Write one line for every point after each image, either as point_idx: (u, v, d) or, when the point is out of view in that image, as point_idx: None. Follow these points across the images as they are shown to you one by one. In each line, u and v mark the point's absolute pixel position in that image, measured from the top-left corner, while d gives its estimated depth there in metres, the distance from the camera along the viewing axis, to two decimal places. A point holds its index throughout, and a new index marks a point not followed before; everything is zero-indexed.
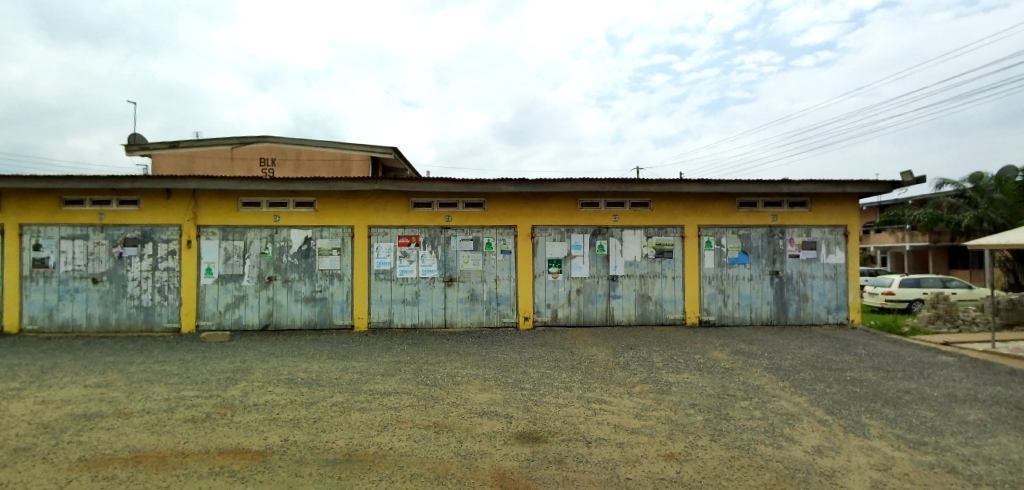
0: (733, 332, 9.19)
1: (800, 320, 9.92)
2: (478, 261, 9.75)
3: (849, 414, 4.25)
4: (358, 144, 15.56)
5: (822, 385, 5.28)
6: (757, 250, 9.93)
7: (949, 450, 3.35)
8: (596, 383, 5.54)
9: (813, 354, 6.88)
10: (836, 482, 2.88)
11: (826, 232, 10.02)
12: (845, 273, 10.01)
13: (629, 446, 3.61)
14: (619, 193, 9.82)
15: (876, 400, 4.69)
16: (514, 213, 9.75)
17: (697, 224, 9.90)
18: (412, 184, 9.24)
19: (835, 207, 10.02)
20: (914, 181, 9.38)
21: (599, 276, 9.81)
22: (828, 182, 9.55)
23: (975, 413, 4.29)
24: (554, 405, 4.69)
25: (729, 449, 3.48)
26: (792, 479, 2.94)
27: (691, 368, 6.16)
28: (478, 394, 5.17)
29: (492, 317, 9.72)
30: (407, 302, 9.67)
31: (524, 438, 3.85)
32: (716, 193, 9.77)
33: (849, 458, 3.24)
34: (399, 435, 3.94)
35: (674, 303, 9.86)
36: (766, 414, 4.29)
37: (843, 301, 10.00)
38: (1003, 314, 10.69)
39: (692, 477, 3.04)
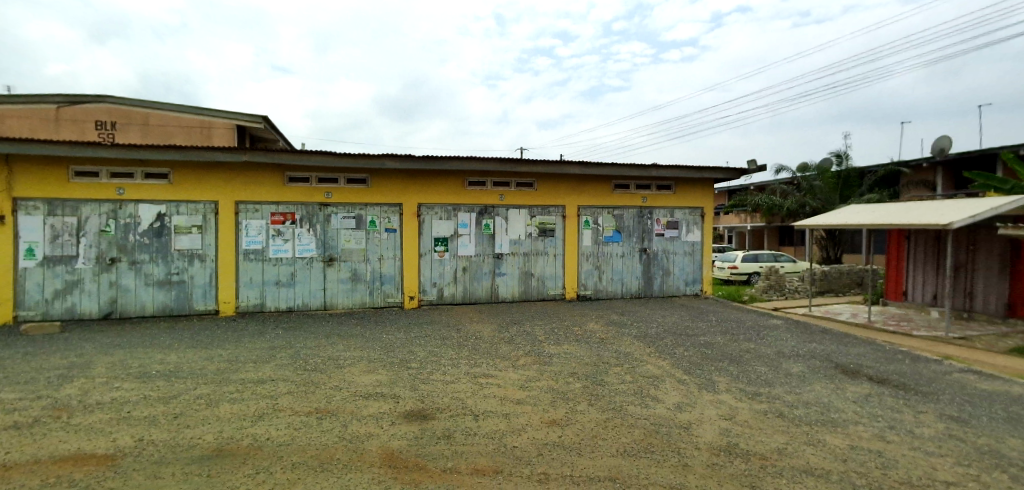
0: (608, 305, 10.11)
1: (662, 292, 11.17)
2: (361, 240, 9.27)
3: (702, 373, 4.94)
4: (226, 111, 13.62)
5: (681, 349, 6.05)
6: (628, 229, 10.88)
7: (776, 399, 4.05)
8: (480, 358, 5.66)
9: (676, 323, 7.83)
10: (692, 433, 3.36)
11: (686, 214, 11.30)
12: (700, 249, 11.44)
13: (514, 416, 3.79)
14: (505, 173, 10.04)
15: (724, 360, 5.50)
16: (399, 191, 9.44)
17: (576, 205, 10.53)
18: (288, 156, 8.43)
19: (693, 190, 11.33)
20: (756, 170, 11.01)
21: (485, 254, 9.95)
22: (687, 167, 10.79)
23: (796, 366, 5.25)
24: (441, 383, 4.70)
25: (604, 411, 3.82)
26: (658, 433, 3.37)
27: (570, 339, 6.64)
28: (363, 376, 4.98)
29: (376, 297, 9.39)
30: (281, 283, 8.89)
31: (413, 416, 3.84)
32: (593, 175, 10.48)
33: (702, 412, 3.75)
34: (276, 424, 3.65)
35: (555, 280, 10.45)
36: (636, 378, 4.77)
37: (697, 275, 11.45)
38: (818, 283, 13.20)
39: (573, 440, 3.32)
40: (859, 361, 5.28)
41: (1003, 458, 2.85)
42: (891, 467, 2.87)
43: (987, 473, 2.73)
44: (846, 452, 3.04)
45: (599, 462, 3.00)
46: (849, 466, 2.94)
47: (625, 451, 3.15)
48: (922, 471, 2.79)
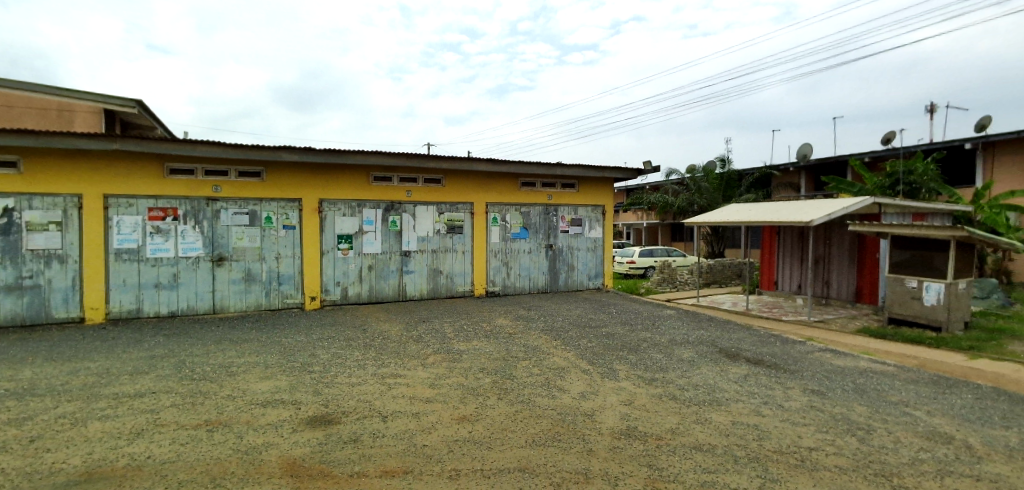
0: (516, 300, 10.34)
1: (567, 286, 11.66)
2: (255, 237, 8.49)
3: (605, 363, 5.10)
4: (84, 92, 11.31)
5: (585, 341, 6.34)
6: (534, 226, 11.19)
7: (666, 381, 4.35)
8: (388, 357, 5.20)
9: (581, 316, 8.25)
10: (596, 421, 3.62)
11: (589, 211, 11.83)
12: (601, 245, 12.09)
13: (423, 416, 3.75)
14: (413, 169, 9.80)
15: (622, 349, 5.91)
16: (298, 185, 8.78)
17: (484, 202, 10.59)
18: (168, 144, 7.48)
19: (595, 189, 11.89)
20: (651, 171, 11.96)
21: (391, 252, 9.61)
22: (589, 167, 11.39)
23: (688, 352, 5.79)
24: (345, 385, 4.44)
25: (513, 404, 3.92)
26: (563, 422, 3.61)
27: (479, 336, 6.36)
28: (258, 382, 4.58)
29: (273, 299, 8.66)
30: (162, 286, 7.86)
31: (316, 422, 3.63)
32: (501, 172, 10.59)
33: (605, 400, 3.93)
34: (158, 441, 3.23)
35: (463, 276, 10.43)
36: (544, 370, 4.67)
37: (599, 269, 12.11)
38: (704, 275, 14.68)
39: (482, 435, 3.41)
40: (740, 346, 5.97)
41: (851, 423, 3.43)
42: (765, 438, 3.35)
43: (840, 437, 3.29)
44: (730, 428, 3.47)
45: (508, 454, 3.10)
46: (732, 440, 3.38)
47: (534, 442, 3.29)
48: (790, 440, 3.30)
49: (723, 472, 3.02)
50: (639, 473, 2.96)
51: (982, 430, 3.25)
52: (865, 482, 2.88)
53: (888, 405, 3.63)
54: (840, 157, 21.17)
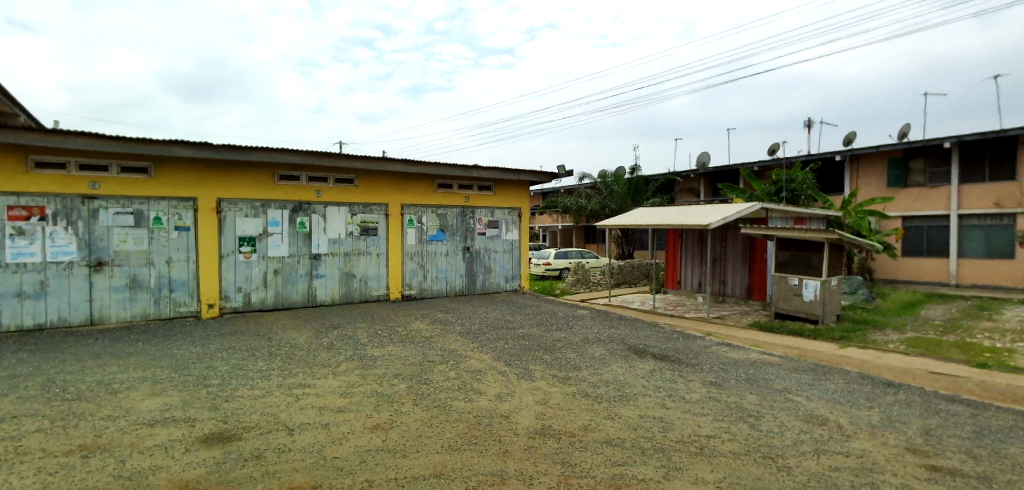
0: (434, 303, 10.25)
1: (485, 289, 11.57)
2: (142, 240, 7.69)
3: (521, 364, 5.07)
4: None
5: (502, 342, 6.26)
6: (452, 228, 11.00)
7: (582, 380, 4.40)
8: (297, 367, 4.90)
9: (496, 319, 8.19)
10: (512, 421, 3.61)
11: (506, 213, 11.84)
12: (518, 247, 12.11)
13: (333, 426, 3.55)
14: (323, 168, 9.34)
15: (539, 350, 5.90)
16: (193, 183, 8.08)
17: (400, 203, 10.29)
18: (30, 134, 6.58)
19: (513, 192, 11.94)
20: (565, 175, 12.36)
21: (299, 255, 9.09)
22: (506, 169, 11.40)
23: (599, 350, 5.92)
24: (247, 397, 4.09)
25: (429, 409, 3.80)
26: (479, 425, 3.57)
27: (393, 341, 6.10)
28: (144, 400, 4.10)
29: (163, 308, 7.88)
30: (24, 295, 6.89)
31: (213, 440, 3.33)
32: (417, 173, 10.35)
33: (520, 400, 3.96)
34: (17, 472, 2.78)
35: (378, 280, 10.06)
36: (460, 373, 4.62)
37: (516, 271, 12.13)
38: (615, 276, 15.36)
39: (397, 442, 3.29)
40: (647, 343, 6.26)
41: (743, 410, 3.71)
42: (669, 429, 3.51)
43: (734, 424, 3.53)
44: (637, 420, 3.61)
45: (424, 461, 3.02)
46: (639, 432, 3.50)
47: (450, 447, 3.23)
48: (690, 430, 3.48)
49: (631, 463, 3.14)
50: (553, 470, 2.99)
51: (853, 411, 3.62)
52: (755, 465, 3.11)
53: (777, 393, 3.96)
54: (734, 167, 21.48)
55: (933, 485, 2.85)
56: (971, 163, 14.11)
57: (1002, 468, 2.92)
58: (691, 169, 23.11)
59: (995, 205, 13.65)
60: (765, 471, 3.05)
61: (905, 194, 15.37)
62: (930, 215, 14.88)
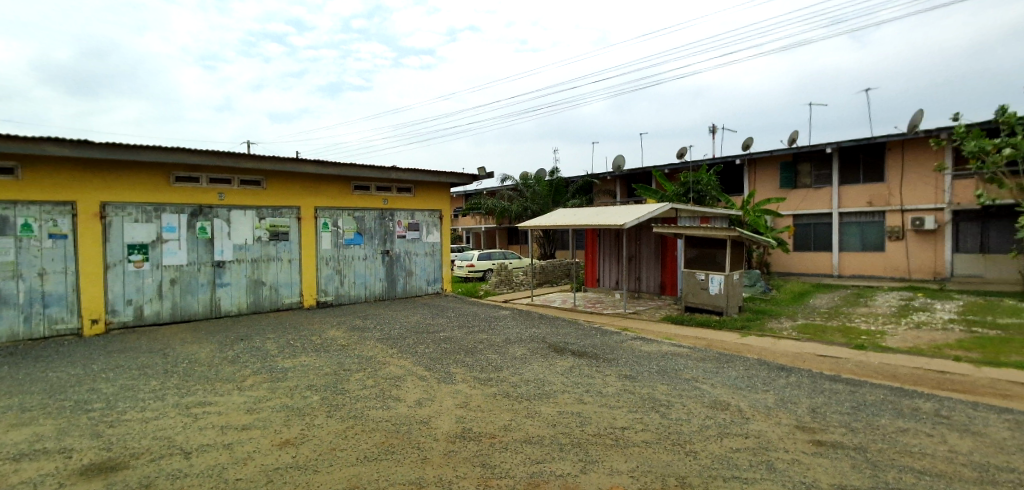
0: (354, 310, 9.71)
1: (405, 293, 11.34)
2: (6, 250, 6.78)
3: (442, 367, 4.91)
4: None
5: (422, 346, 5.92)
6: (370, 231, 10.67)
7: (504, 380, 4.40)
8: (195, 384, 4.51)
9: (419, 321, 7.90)
10: (431, 427, 3.52)
11: (426, 216, 11.67)
12: (440, 249, 11.97)
13: (237, 445, 3.27)
14: (225, 168, 8.72)
15: (461, 352, 5.62)
16: (71, 185, 7.25)
17: (313, 206, 9.84)
18: None
19: (433, 194, 11.79)
20: (486, 176, 12.40)
21: (200, 263, 8.45)
22: (426, 171, 11.23)
23: (521, 349, 5.82)
24: (136, 421, 3.68)
25: (344, 420, 3.61)
26: (398, 433, 3.44)
27: (306, 351, 5.77)
28: (6, 433, 3.56)
29: (35, 326, 7.00)
30: None
31: (94, 472, 2.96)
32: (331, 175, 9.96)
33: (440, 404, 3.88)
34: None
35: (290, 287, 9.57)
36: (377, 380, 4.45)
37: (438, 274, 12.00)
38: (537, 276, 15.60)
39: (308, 458, 3.09)
40: (567, 340, 6.32)
41: (655, 400, 3.88)
42: (586, 423, 3.58)
43: (646, 414, 3.68)
44: (556, 417, 3.65)
45: (337, 475, 2.86)
46: (558, 428, 3.54)
47: (366, 458, 3.09)
48: (607, 423, 3.56)
49: (549, 460, 3.16)
50: (472, 473, 2.94)
51: (752, 396, 3.91)
52: (665, 452, 3.23)
53: (686, 383, 4.19)
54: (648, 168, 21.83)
55: (820, 458, 3.13)
56: (849, 167, 15.85)
57: (874, 439, 3.27)
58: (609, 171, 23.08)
59: (869, 204, 15.40)
60: (674, 457, 3.17)
61: (795, 195, 16.93)
62: (815, 214, 16.49)
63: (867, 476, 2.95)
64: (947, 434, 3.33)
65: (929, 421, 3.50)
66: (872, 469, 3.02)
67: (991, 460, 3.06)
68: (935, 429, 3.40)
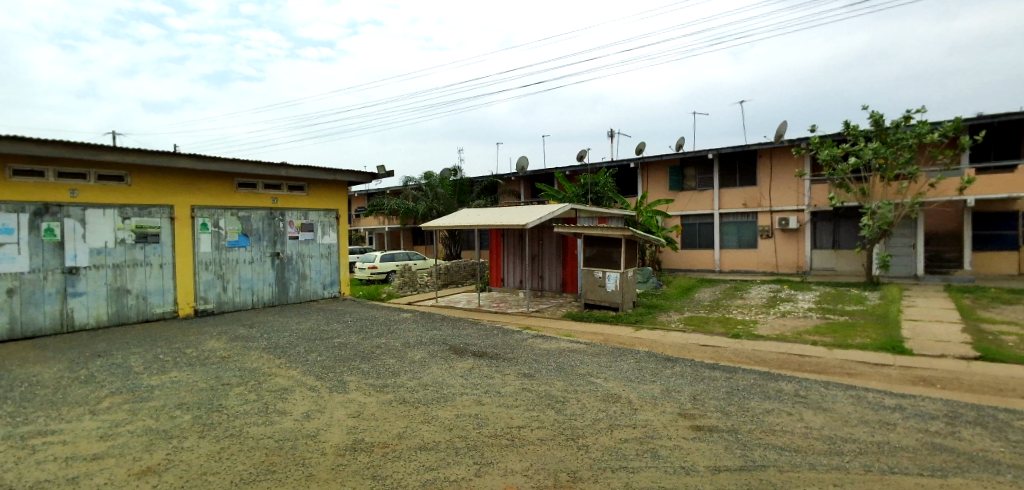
0: (233, 318, 8.83)
1: (299, 297, 10.76)
2: None
3: (335, 375, 4.64)
4: None
5: (314, 354, 5.57)
6: (256, 232, 10.00)
7: (400, 386, 4.27)
8: (35, 411, 3.90)
9: (309, 328, 7.38)
10: (320, 440, 3.33)
11: (320, 216, 11.16)
12: (336, 251, 11.52)
13: (83, 478, 2.83)
14: (78, 162, 7.70)
15: (355, 358, 5.31)
16: None
17: (189, 205, 9.02)
18: None
19: (328, 192, 11.33)
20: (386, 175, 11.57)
21: (47, 270, 7.40)
22: (319, 168, 10.74)
23: (420, 353, 5.64)
24: None
25: (220, 440, 3.31)
26: (281, 450, 3.20)
27: (179, 365, 5.22)
28: None
29: None
30: None
31: None
32: (210, 171, 9.19)
33: (331, 415, 3.69)
34: None
35: (162, 295, 8.67)
36: (261, 394, 4.14)
37: (335, 277, 11.54)
38: (441, 277, 15.53)
39: (173, 486, 2.75)
40: (468, 341, 6.26)
41: (550, 397, 3.98)
42: (483, 425, 3.58)
43: (542, 412, 3.76)
44: (453, 421, 3.61)
45: None
46: (455, 432, 3.50)
47: (242, 478, 2.84)
48: (503, 423, 3.59)
49: (443, 466, 3.08)
50: (361, 487, 2.78)
51: (641, 387, 4.14)
52: (559, 449, 3.29)
53: (581, 378, 4.34)
54: (549, 170, 22.93)
55: (698, 442, 3.36)
56: (727, 171, 17.48)
57: (745, 421, 3.59)
58: (514, 171, 23.90)
59: (744, 205, 17.08)
60: (566, 453, 3.24)
61: (681, 197, 18.35)
62: (699, 214, 17.95)
63: (738, 456, 3.21)
64: (803, 412, 3.76)
65: (789, 400, 3.93)
66: (742, 449, 3.30)
67: (837, 433, 3.49)
68: (794, 408, 3.81)
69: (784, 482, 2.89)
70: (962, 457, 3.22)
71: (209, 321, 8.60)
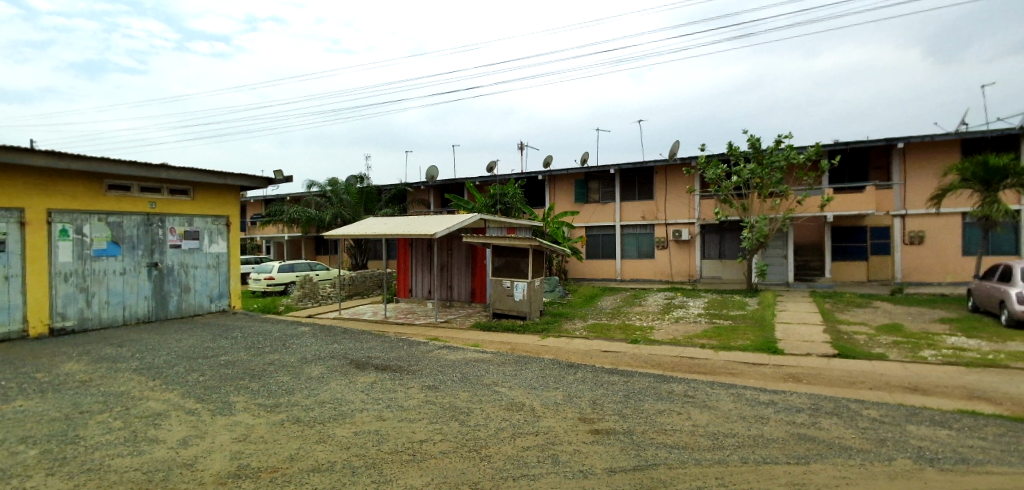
0: (97, 338, 7.74)
1: (180, 312, 9.89)
2: None
3: (218, 396, 4.27)
4: None
5: (195, 374, 5.10)
6: (130, 240, 9.05)
7: (294, 405, 4.03)
8: None
9: (189, 346, 6.69)
10: (197, 469, 3.03)
11: (208, 222, 10.39)
12: (226, 261, 10.79)
13: None
14: None
15: (244, 377, 4.94)
16: None
17: (45, 208, 7.95)
18: None
19: (217, 197, 10.59)
20: (285, 180, 10.92)
21: None
22: (207, 172, 10.02)
23: (318, 368, 5.36)
24: None
25: (74, 477, 2.90)
26: (149, 482, 2.86)
27: (24, 394, 4.52)
28: None
29: None
30: None
31: None
32: (75, 170, 8.22)
33: (212, 440, 3.40)
34: None
35: (6, 312, 7.51)
36: (128, 421, 3.71)
37: (224, 289, 10.77)
38: (346, 288, 15.02)
39: None
40: (370, 355, 6.07)
41: (454, 408, 3.96)
42: (382, 442, 3.46)
43: (445, 424, 3.72)
44: (350, 439, 3.46)
45: None
46: (352, 451, 3.35)
47: None
48: (404, 438, 3.49)
49: (337, 487, 2.91)
50: None
51: (544, 395, 4.24)
52: (460, 461, 3.25)
53: (486, 388, 4.37)
54: (460, 180, 23.12)
55: (596, 445, 3.48)
56: (628, 184, 18.70)
57: (639, 423, 3.79)
58: (424, 179, 23.74)
59: (642, 218, 18.32)
60: (466, 464, 3.21)
61: (586, 208, 19.32)
62: (602, 225, 19.04)
63: (631, 456, 3.36)
64: (691, 410, 4.05)
65: (678, 400, 4.23)
66: (636, 449, 3.46)
67: (720, 429, 3.77)
68: (683, 408, 4.09)
69: (672, 479, 3.06)
70: (821, 444, 3.61)
71: (77, 340, 7.56)
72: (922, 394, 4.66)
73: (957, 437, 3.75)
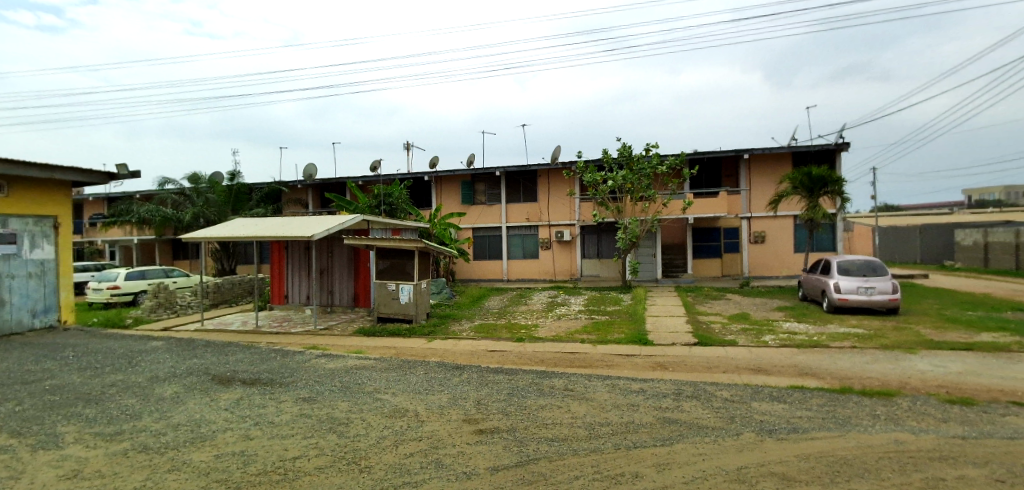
0: None
1: None
2: None
3: (41, 428, 3.68)
4: None
5: (8, 405, 4.32)
6: None
7: (141, 431, 3.60)
8: None
9: (2, 371, 5.64)
10: None
11: (29, 224, 9.08)
12: (53, 270, 9.58)
13: None
14: None
15: (77, 403, 4.31)
16: None
17: None
18: None
19: (40, 195, 9.29)
20: (128, 176, 9.66)
21: None
22: (29, 165, 8.69)
23: (171, 388, 4.84)
24: None
25: None
26: None
27: None
28: None
29: None
30: None
31: None
32: None
33: (32, 480, 2.91)
34: None
35: None
36: None
37: (51, 302, 9.52)
38: (211, 296, 13.75)
39: None
40: (236, 369, 5.62)
41: (332, 421, 3.81)
42: (249, 463, 3.20)
43: (322, 437, 3.56)
44: (210, 464, 3.17)
45: None
46: (212, 476, 3.06)
47: None
48: (275, 457, 3.27)
49: None
50: None
51: (429, 399, 4.25)
52: (338, 475, 3.11)
53: (368, 396, 4.29)
54: (341, 179, 22.33)
55: (479, 445, 3.54)
56: (513, 187, 19.30)
57: (521, 420, 3.93)
58: (300, 178, 22.51)
59: (527, 220, 19.03)
60: (343, 477, 3.08)
61: (471, 210, 19.53)
62: (488, 227, 19.43)
63: (513, 453, 3.46)
64: (570, 403, 4.30)
65: (558, 394, 4.48)
66: (519, 446, 3.57)
67: (595, 419, 4.04)
68: (564, 401, 4.34)
69: (552, 470, 3.20)
70: (683, 425, 4.00)
71: None
72: (763, 374, 5.39)
73: (790, 410, 4.39)
